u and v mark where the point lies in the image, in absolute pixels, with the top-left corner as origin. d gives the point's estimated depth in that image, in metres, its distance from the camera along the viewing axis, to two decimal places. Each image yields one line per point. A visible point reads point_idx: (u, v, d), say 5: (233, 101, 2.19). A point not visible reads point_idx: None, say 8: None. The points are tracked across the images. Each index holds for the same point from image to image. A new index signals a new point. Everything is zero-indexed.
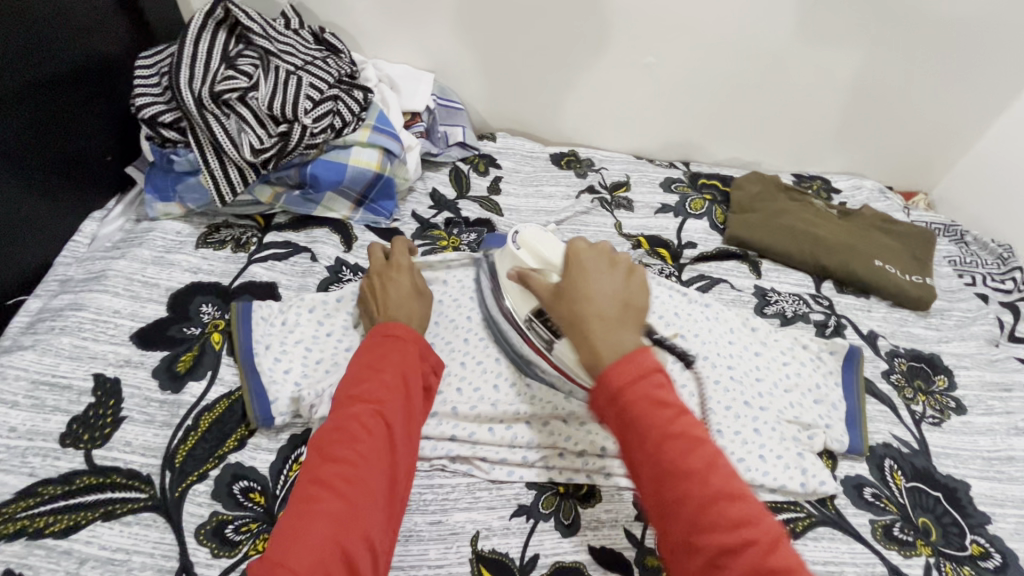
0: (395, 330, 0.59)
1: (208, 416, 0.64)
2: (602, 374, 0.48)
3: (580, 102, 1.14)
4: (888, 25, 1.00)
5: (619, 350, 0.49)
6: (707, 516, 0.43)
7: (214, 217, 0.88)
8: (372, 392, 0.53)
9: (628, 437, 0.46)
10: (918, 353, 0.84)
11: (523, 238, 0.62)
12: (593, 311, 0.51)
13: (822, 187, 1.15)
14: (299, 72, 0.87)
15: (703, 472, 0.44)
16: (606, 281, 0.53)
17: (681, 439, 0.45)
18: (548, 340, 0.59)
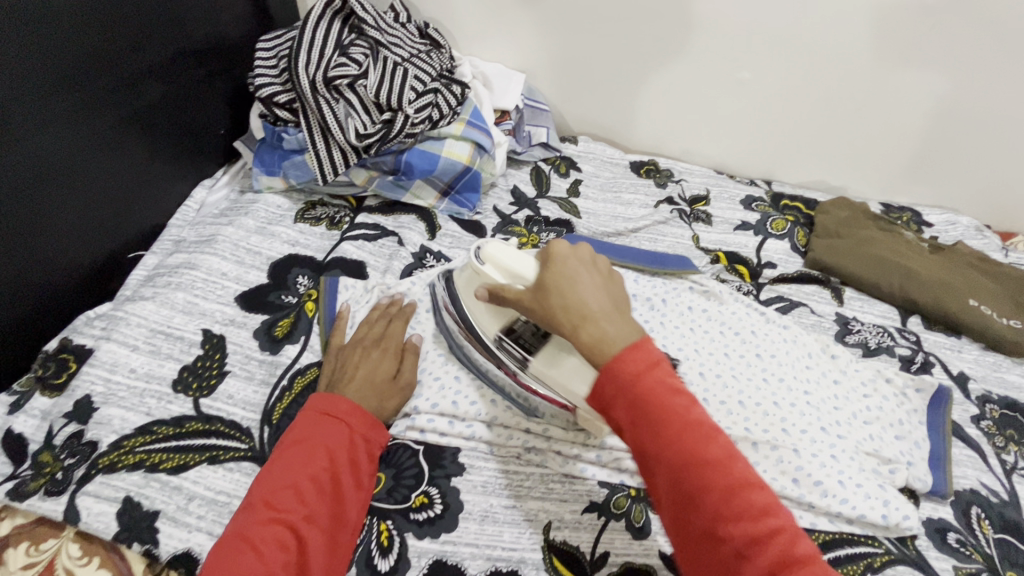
0: (334, 409, 0.59)
1: (301, 379, 0.68)
2: (605, 367, 0.46)
3: (666, 112, 1.13)
4: (1007, 55, 0.95)
5: (611, 344, 0.47)
6: (731, 505, 0.41)
7: (311, 194, 0.93)
8: (287, 494, 0.52)
9: (640, 427, 0.43)
10: (1013, 402, 0.79)
11: (483, 255, 0.58)
12: (587, 306, 0.50)
13: (912, 219, 1.11)
14: (405, 64, 0.91)
15: (723, 461, 0.42)
16: (590, 277, 0.52)
17: (699, 429, 0.43)
18: (521, 360, 0.61)
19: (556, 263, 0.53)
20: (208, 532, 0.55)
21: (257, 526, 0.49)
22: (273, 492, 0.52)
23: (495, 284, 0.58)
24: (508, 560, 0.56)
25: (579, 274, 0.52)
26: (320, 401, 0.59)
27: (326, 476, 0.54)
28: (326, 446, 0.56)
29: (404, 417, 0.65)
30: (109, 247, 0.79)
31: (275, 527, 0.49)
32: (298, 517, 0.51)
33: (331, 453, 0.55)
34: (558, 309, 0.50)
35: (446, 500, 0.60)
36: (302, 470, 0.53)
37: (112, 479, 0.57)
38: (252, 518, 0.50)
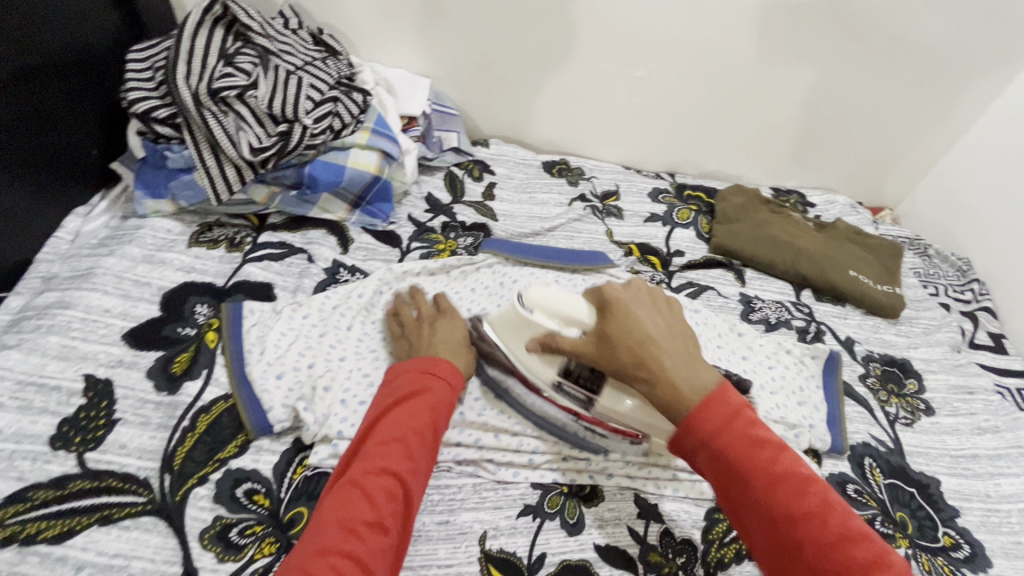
0: (436, 367, 0.60)
1: (205, 417, 0.63)
2: (688, 420, 0.50)
3: (570, 112, 1.16)
4: (860, 51, 1.06)
5: (703, 386, 0.52)
6: (832, 554, 0.43)
7: (206, 216, 0.87)
8: (395, 446, 0.53)
9: (727, 483, 0.48)
10: (890, 358, 0.89)
11: (528, 301, 0.60)
12: (657, 352, 0.54)
13: (798, 201, 1.21)
14: (299, 73, 0.86)
15: (818, 511, 0.45)
16: (650, 315, 0.57)
17: (789, 478, 0.47)
18: (585, 400, 0.61)
19: (616, 309, 0.56)
20: None
21: (368, 476, 0.51)
22: (381, 446, 0.53)
23: (546, 332, 0.59)
24: None
25: (640, 314, 0.56)
26: (422, 363, 0.61)
27: (428, 432, 0.55)
28: (430, 403, 0.57)
29: (327, 444, 0.62)
30: None
31: (383, 477, 0.51)
32: (404, 469, 0.52)
33: (435, 413, 0.57)
34: (627, 358, 0.55)
35: None
36: (409, 423, 0.55)
37: None
38: (365, 465, 0.51)
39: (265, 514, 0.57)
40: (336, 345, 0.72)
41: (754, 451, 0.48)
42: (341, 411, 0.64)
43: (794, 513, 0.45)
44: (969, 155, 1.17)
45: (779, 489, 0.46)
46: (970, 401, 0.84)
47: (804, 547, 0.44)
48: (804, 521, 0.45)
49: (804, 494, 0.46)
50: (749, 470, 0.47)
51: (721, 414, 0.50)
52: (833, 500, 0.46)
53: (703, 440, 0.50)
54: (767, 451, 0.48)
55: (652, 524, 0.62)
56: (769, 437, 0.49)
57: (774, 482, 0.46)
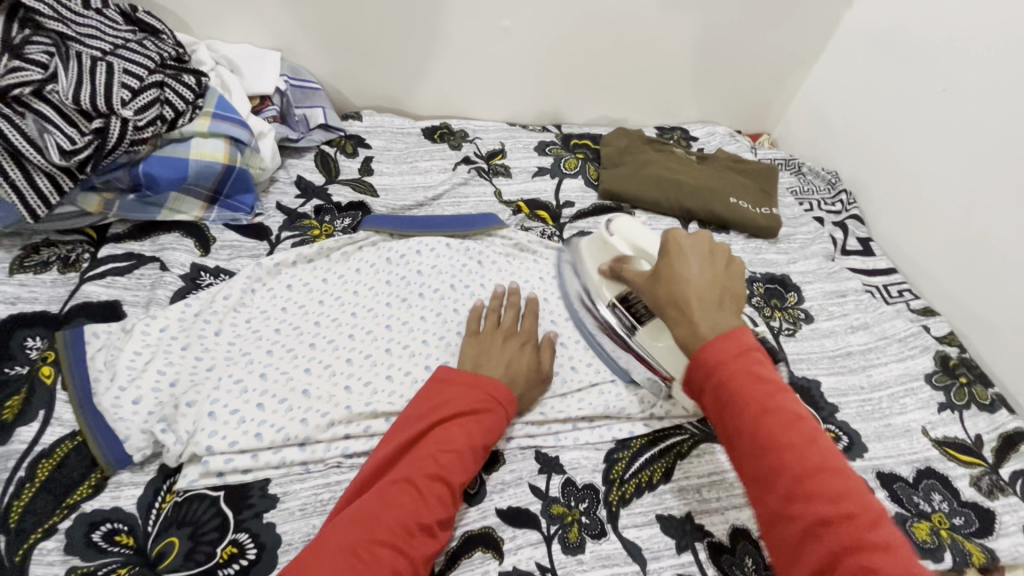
0: (497, 390, 0.60)
1: (47, 462, 0.56)
2: (697, 350, 0.50)
3: (443, 73, 1.10)
4: None
5: (720, 326, 0.50)
6: (804, 485, 0.43)
7: (30, 236, 0.76)
8: (452, 458, 0.54)
9: (725, 413, 0.48)
10: (772, 276, 0.93)
11: (613, 226, 0.67)
12: (689, 292, 0.53)
13: (682, 137, 1.23)
14: (108, 58, 0.75)
15: (802, 444, 0.45)
16: (700, 266, 0.55)
17: (779, 413, 0.46)
18: (630, 326, 0.67)
19: (667, 256, 0.56)
20: None
21: (426, 481, 0.52)
22: (439, 454, 0.53)
23: (619, 255, 0.66)
24: None
25: (686, 265, 0.54)
26: (486, 380, 0.60)
27: (479, 451, 0.56)
28: (487, 425, 0.57)
29: (197, 463, 0.57)
30: None
31: (437, 485, 0.52)
32: (455, 482, 0.53)
33: (491, 434, 0.58)
34: (664, 295, 0.55)
35: (260, 541, 0.54)
36: (466, 440, 0.55)
37: None
38: (423, 467, 0.52)
39: (130, 554, 0.52)
40: (201, 355, 0.66)
41: (753, 383, 0.47)
42: (209, 425, 0.59)
43: (778, 445, 0.45)
44: (829, 72, 1.23)
45: (767, 419, 0.46)
46: (843, 303, 0.91)
47: (780, 476, 0.44)
48: (786, 453, 0.44)
49: (795, 424, 0.46)
50: (740, 399, 0.47)
51: (734, 349, 0.49)
52: (820, 438, 0.46)
53: (709, 370, 0.49)
54: (764, 386, 0.47)
55: (554, 477, 0.62)
56: (769, 374, 0.48)
57: (780, 428, 0.45)
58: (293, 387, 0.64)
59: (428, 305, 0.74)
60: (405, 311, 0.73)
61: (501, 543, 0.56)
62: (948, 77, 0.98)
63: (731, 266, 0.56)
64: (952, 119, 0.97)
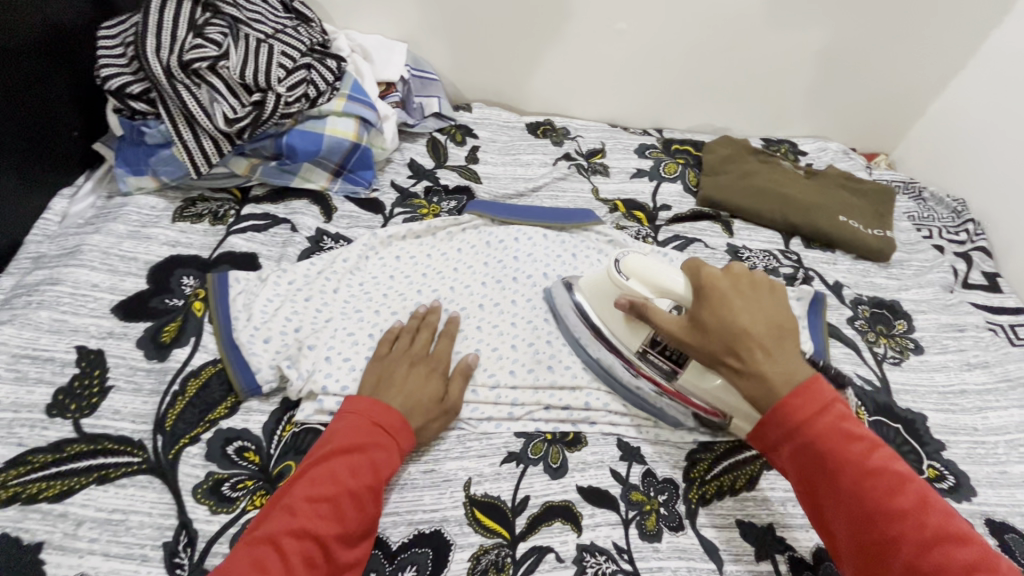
0: (386, 420, 0.57)
1: (194, 381, 0.64)
2: (778, 407, 0.52)
3: (552, 72, 1.14)
4: None
5: (792, 378, 0.53)
6: (930, 555, 0.45)
7: (189, 191, 0.87)
8: (326, 506, 0.50)
9: (817, 478, 0.50)
10: (880, 301, 0.88)
11: (624, 267, 0.62)
12: (749, 342, 0.54)
13: (789, 150, 1.19)
14: (269, 40, 0.86)
15: (914, 511, 0.47)
16: (743, 304, 0.56)
17: (879, 476, 0.49)
18: (670, 372, 0.63)
19: (710, 294, 0.57)
20: (103, 552, 0.51)
21: (289, 536, 0.47)
22: (311, 501, 0.50)
23: (638, 297, 0.61)
24: (431, 521, 0.57)
25: (734, 304, 0.56)
26: (377, 408, 0.58)
27: (366, 494, 0.52)
28: (370, 464, 0.54)
29: (313, 400, 0.64)
30: None
31: (304, 541, 0.47)
32: (329, 535, 0.49)
33: (379, 471, 0.54)
34: (722, 346, 0.55)
35: None
36: (344, 483, 0.51)
37: None
38: (287, 522, 0.48)
39: (256, 470, 0.59)
40: (321, 307, 0.73)
41: (844, 445, 0.50)
42: (324, 367, 0.65)
43: (886, 513, 0.47)
44: (966, 93, 1.14)
45: (871, 483, 0.48)
46: (960, 338, 0.84)
47: (894, 545, 0.46)
48: (900, 521, 0.47)
49: (899, 493, 0.48)
50: (838, 461, 0.50)
51: (813, 406, 0.51)
52: (930, 499, 0.48)
53: (791, 431, 0.52)
54: (858, 445, 0.50)
55: (635, 466, 0.63)
56: (862, 431, 0.51)
57: (872, 489, 0.48)
58: None
59: (522, 290, 0.77)
60: (498, 293, 0.77)
61: (580, 518, 0.58)
62: None
63: (764, 286, 0.59)
64: None
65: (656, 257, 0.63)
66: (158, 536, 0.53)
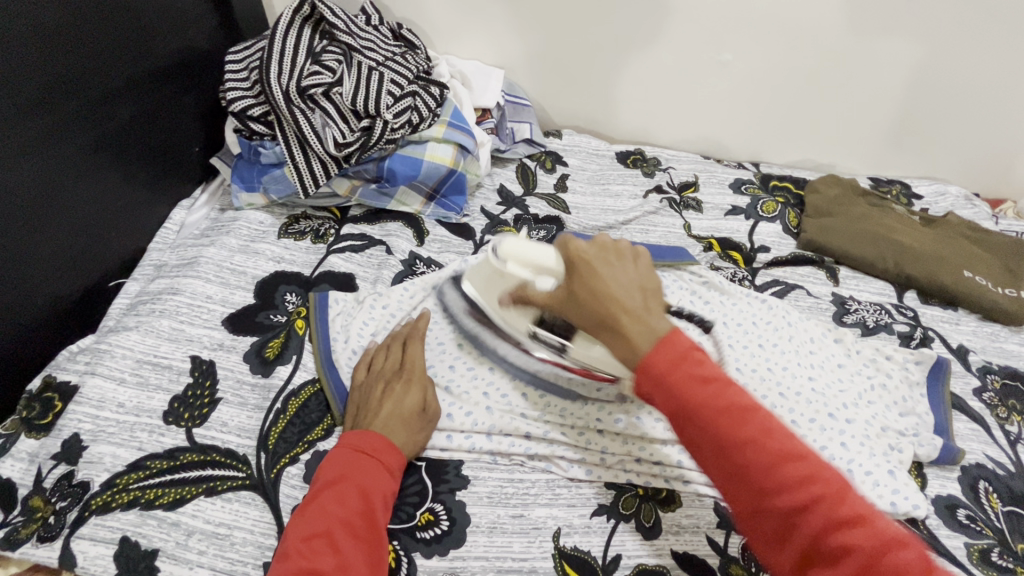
0: (368, 444, 0.57)
1: (295, 400, 0.67)
2: (640, 365, 0.44)
3: (646, 102, 1.11)
4: (947, 18, 0.94)
5: (654, 332, 0.45)
6: (773, 477, 0.40)
7: (294, 208, 0.91)
8: (320, 540, 0.48)
9: (678, 421, 0.43)
10: (1012, 371, 0.79)
11: (501, 252, 0.62)
12: (616, 303, 0.47)
13: (901, 192, 1.10)
14: (380, 67, 0.88)
15: (759, 439, 0.41)
16: (618, 271, 0.49)
17: (729, 410, 0.41)
18: (560, 346, 0.65)
19: (580, 267, 0.51)
20: (210, 566, 0.54)
21: None
22: (307, 537, 0.48)
23: (517, 282, 0.61)
24: (520, 571, 0.56)
25: (603, 272, 0.49)
26: (353, 437, 0.57)
27: (358, 521, 0.51)
28: (359, 488, 0.53)
29: None
30: (89, 277, 0.77)
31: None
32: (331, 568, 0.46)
33: (368, 494, 0.53)
34: (591, 313, 0.49)
35: (453, 516, 0.59)
36: (335, 513, 0.50)
37: (107, 519, 0.55)
38: (283, 569, 0.46)
39: None
40: None
41: (692, 384, 0.42)
42: None
43: (732, 443, 0.41)
44: None
45: (724, 418, 0.41)
46: None
47: (746, 475, 0.40)
48: (745, 451, 0.40)
49: (745, 422, 0.41)
50: (693, 406, 0.42)
51: (673, 357, 0.43)
52: (775, 425, 0.42)
53: (655, 380, 0.43)
54: (709, 384, 0.42)
55: (735, 535, 0.59)
56: (714, 370, 0.43)
57: (720, 421, 0.41)
58: (477, 384, 0.68)
59: None
60: None
61: None
62: None
63: (635, 254, 0.52)
64: None
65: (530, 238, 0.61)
66: (259, 555, 0.55)
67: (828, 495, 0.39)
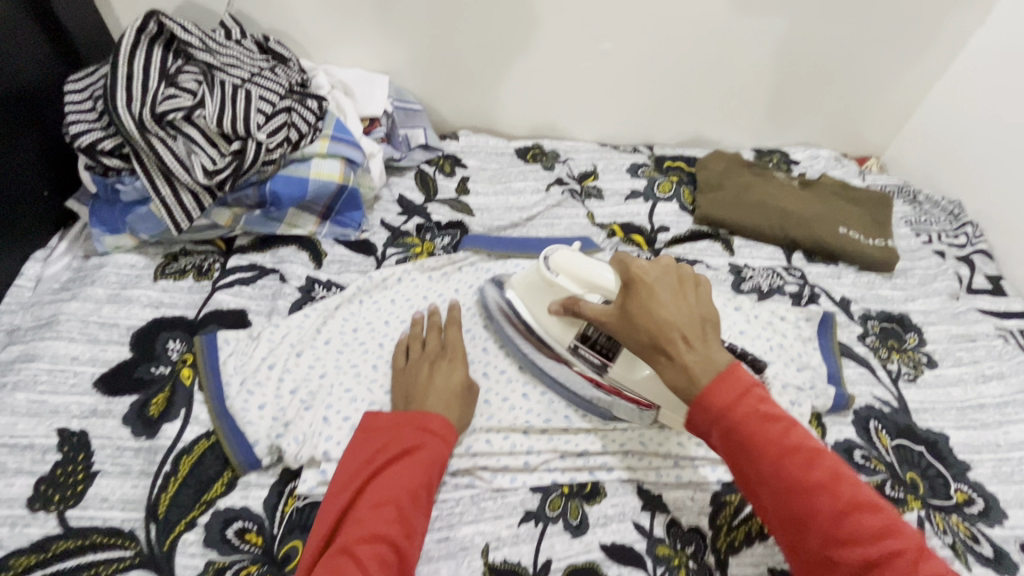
0: (430, 422, 0.59)
1: (187, 459, 0.61)
2: (699, 398, 0.49)
3: (538, 96, 1.11)
4: None
5: (713, 365, 0.50)
6: (843, 524, 0.44)
7: (171, 246, 0.83)
8: (390, 511, 0.52)
9: (740, 459, 0.48)
10: (888, 315, 0.87)
11: (553, 264, 0.62)
12: (676, 337, 0.51)
13: (781, 160, 1.18)
14: (246, 85, 0.82)
15: (830, 485, 0.45)
16: (670, 297, 0.53)
17: (799, 454, 0.46)
18: (600, 365, 0.63)
19: (637, 288, 0.54)
20: None
21: (362, 543, 0.49)
22: (377, 506, 0.52)
23: (567, 296, 0.61)
24: None
25: (659, 299, 0.52)
26: (423, 415, 0.59)
27: (424, 493, 0.55)
28: (427, 463, 0.56)
29: (314, 468, 0.61)
30: None
31: (374, 549, 0.49)
32: (399, 537, 0.50)
33: (429, 469, 0.56)
34: (645, 340, 0.52)
35: None
36: (404, 487, 0.54)
37: None
38: (359, 533, 0.50)
39: (259, 553, 0.55)
40: (314, 364, 0.69)
41: (763, 428, 0.47)
42: (324, 429, 0.63)
43: (806, 488, 0.45)
44: (952, 93, 1.14)
45: (790, 460, 0.46)
46: (972, 349, 0.83)
47: (814, 521, 0.45)
48: (815, 495, 0.45)
49: (814, 468, 0.46)
50: (758, 448, 0.47)
51: (733, 393, 0.48)
52: (843, 472, 0.46)
53: (715, 416, 0.48)
54: (777, 426, 0.47)
55: (658, 516, 0.60)
56: (779, 412, 0.48)
57: (771, 454, 0.46)
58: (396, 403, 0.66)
59: None
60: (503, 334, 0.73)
61: None
62: None
63: (702, 287, 0.55)
64: None
65: (585, 254, 0.62)
66: None
67: (903, 548, 0.42)
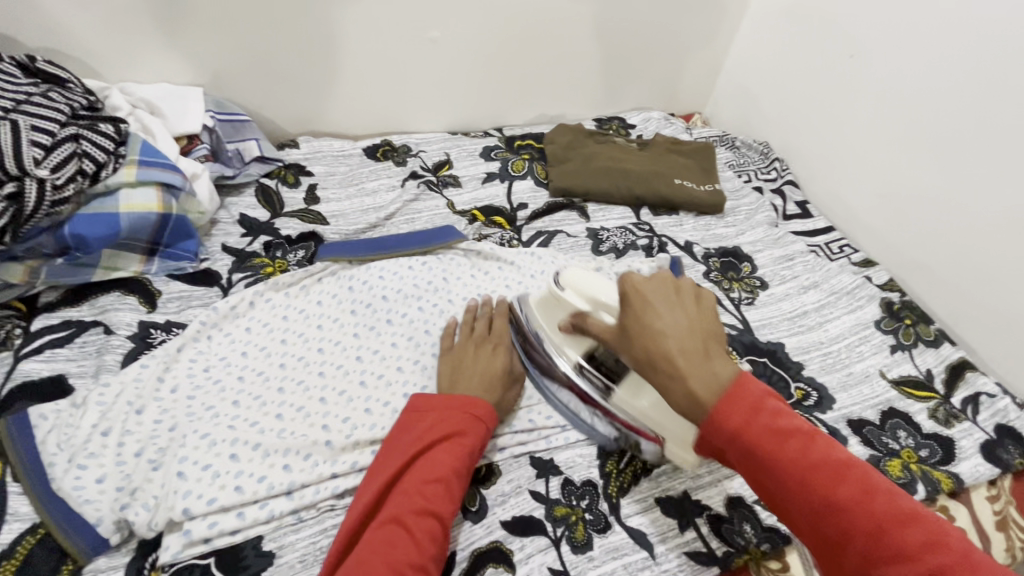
0: (477, 410, 0.59)
1: (9, 565, 0.51)
2: (709, 421, 0.46)
3: (377, 92, 1.08)
4: None
5: (719, 382, 0.47)
6: (875, 539, 0.41)
7: None
8: (438, 489, 0.52)
9: (760, 473, 0.45)
10: (725, 250, 0.97)
11: (563, 280, 0.62)
12: (672, 348, 0.49)
13: (619, 126, 1.27)
14: (10, 114, 0.69)
15: (861, 500, 0.42)
16: (676, 313, 0.51)
17: (824, 467, 0.44)
18: (604, 388, 0.64)
19: (635, 301, 0.53)
20: None
21: (415, 517, 0.50)
22: (426, 485, 0.52)
23: (576, 311, 0.61)
24: None
25: (657, 312, 0.51)
26: (462, 399, 0.59)
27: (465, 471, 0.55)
28: (472, 445, 0.57)
29: (177, 532, 0.55)
30: None
31: (424, 522, 0.50)
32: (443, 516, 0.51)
33: (473, 455, 0.56)
34: (642, 355, 0.51)
35: None
36: (451, 468, 0.54)
37: None
38: (410, 505, 0.51)
39: None
40: (161, 416, 0.62)
41: (781, 441, 0.44)
42: (182, 486, 0.56)
43: (833, 505, 0.42)
44: (746, 50, 1.30)
45: (815, 477, 0.43)
46: (792, 266, 0.96)
47: (844, 528, 0.42)
48: (844, 512, 0.42)
49: (840, 481, 0.43)
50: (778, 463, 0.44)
51: (744, 407, 0.45)
52: (875, 482, 0.43)
53: (731, 437, 0.45)
54: (795, 441, 0.44)
55: (552, 479, 0.63)
56: (796, 424, 0.45)
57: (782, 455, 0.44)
58: (265, 434, 0.61)
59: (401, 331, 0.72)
60: (374, 339, 0.71)
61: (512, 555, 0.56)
62: (853, 44, 1.07)
63: (705, 300, 0.54)
64: (863, 82, 1.06)
65: (598, 273, 0.61)
66: None
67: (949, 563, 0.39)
